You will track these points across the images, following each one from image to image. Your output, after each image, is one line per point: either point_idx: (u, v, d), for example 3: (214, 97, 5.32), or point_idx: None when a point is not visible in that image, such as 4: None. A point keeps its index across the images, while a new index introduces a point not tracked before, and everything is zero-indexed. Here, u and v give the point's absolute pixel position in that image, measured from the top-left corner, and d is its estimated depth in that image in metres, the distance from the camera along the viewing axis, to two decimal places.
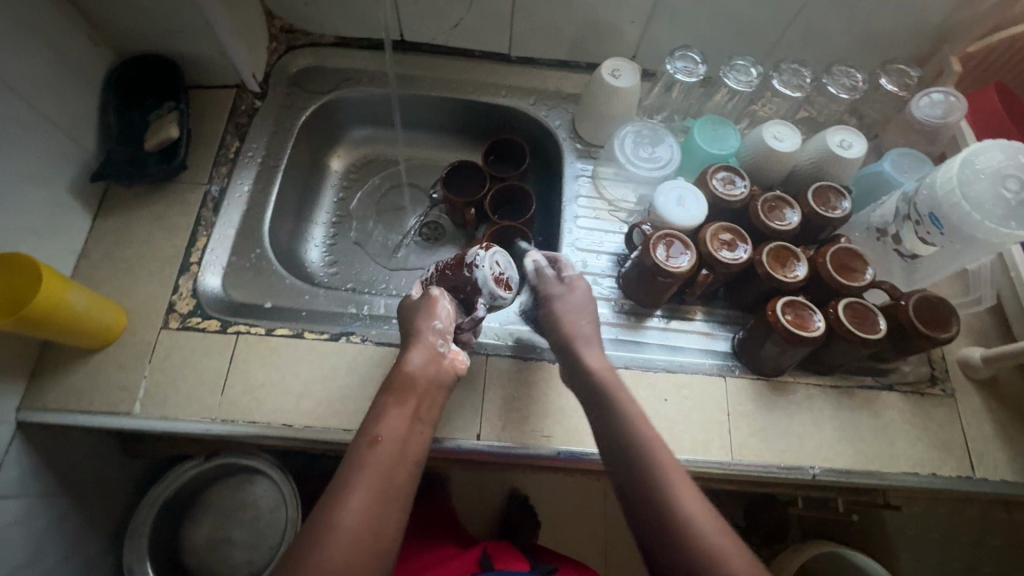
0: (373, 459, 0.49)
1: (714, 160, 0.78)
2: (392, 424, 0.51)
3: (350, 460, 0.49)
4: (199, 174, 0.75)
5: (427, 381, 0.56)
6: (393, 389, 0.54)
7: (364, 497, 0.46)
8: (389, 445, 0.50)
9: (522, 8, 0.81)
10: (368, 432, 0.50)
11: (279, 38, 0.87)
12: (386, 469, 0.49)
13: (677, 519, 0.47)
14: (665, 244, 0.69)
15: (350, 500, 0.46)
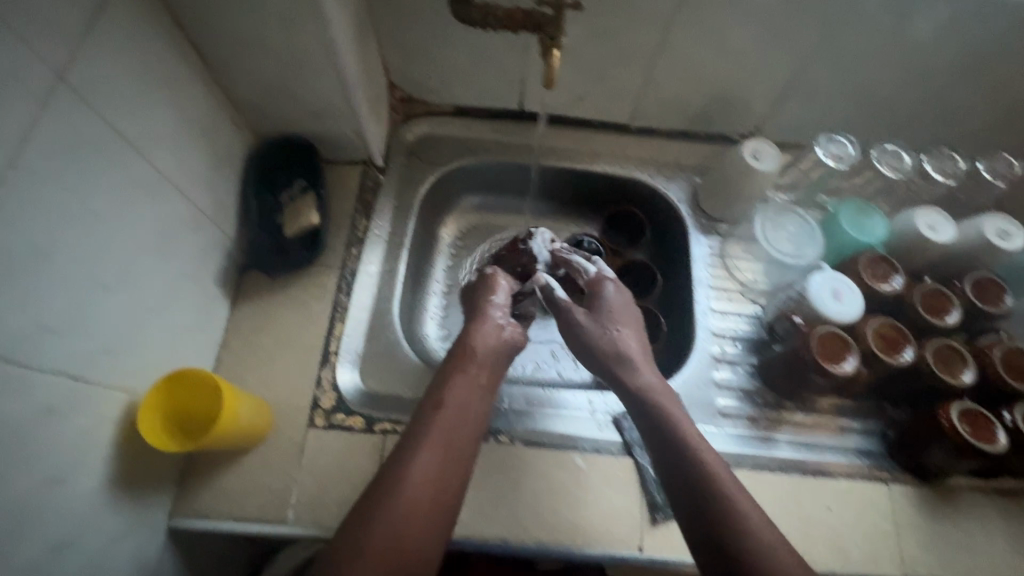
0: (443, 422, 0.58)
1: (860, 247, 0.75)
2: (457, 391, 0.60)
3: (419, 421, 0.57)
4: (331, 257, 0.73)
5: (489, 350, 0.66)
6: (456, 359, 0.64)
7: (428, 457, 0.55)
8: (455, 408, 0.59)
9: (654, 85, 0.79)
10: (437, 397, 0.60)
11: (397, 109, 0.86)
12: (451, 429, 0.57)
13: (696, 475, 0.54)
14: (826, 342, 0.67)
15: (423, 454, 0.55)
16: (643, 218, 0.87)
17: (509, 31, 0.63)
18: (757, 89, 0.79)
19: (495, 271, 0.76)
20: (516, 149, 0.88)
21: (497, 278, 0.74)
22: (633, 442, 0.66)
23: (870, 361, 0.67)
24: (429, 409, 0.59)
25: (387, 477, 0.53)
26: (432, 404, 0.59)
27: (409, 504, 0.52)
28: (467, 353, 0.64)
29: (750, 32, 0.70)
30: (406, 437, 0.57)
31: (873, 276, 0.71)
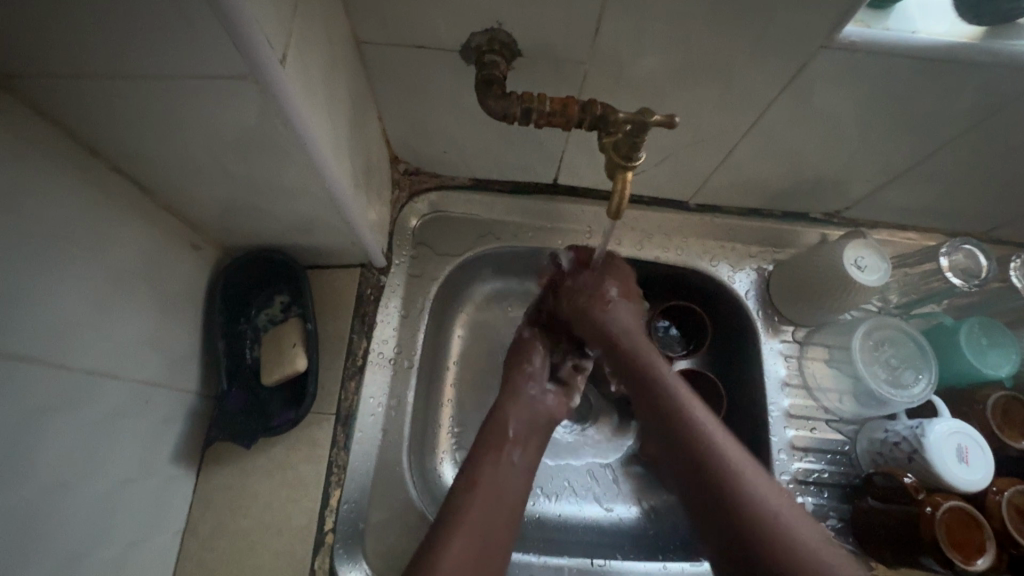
0: (487, 484, 0.50)
1: (985, 379, 0.60)
2: (498, 446, 0.54)
3: (455, 495, 0.50)
4: (326, 399, 0.58)
5: (528, 415, 0.58)
6: (491, 425, 0.56)
7: (467, 535, 0.46)
8: (499, 472, 0.52)
9: (729, 165, 0.62)
10: (477, 461, 0.52)
11: (401, 183, 0.69)
12: (496, 490, 0.50)
13: (728, 472, 0.45)
14: (954, 521, 0.52)
15: (467, 526, 0.46)
16: (705, 317, 0.70)
17: (560, 128, 0.46)
18: (858, 171, 0.62)
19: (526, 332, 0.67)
20: (549, 231, 0.71)
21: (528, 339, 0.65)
22: None
23: (1001, 543, 0.53)
24: (465, 477, 0.51)
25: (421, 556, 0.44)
26: (470, 474, 0.51)
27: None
28: (505, 410, 0.57)
29: (866, 116, 0.53)
30: (440, 516, 0.48)
31: (1002, 426, 0.57)
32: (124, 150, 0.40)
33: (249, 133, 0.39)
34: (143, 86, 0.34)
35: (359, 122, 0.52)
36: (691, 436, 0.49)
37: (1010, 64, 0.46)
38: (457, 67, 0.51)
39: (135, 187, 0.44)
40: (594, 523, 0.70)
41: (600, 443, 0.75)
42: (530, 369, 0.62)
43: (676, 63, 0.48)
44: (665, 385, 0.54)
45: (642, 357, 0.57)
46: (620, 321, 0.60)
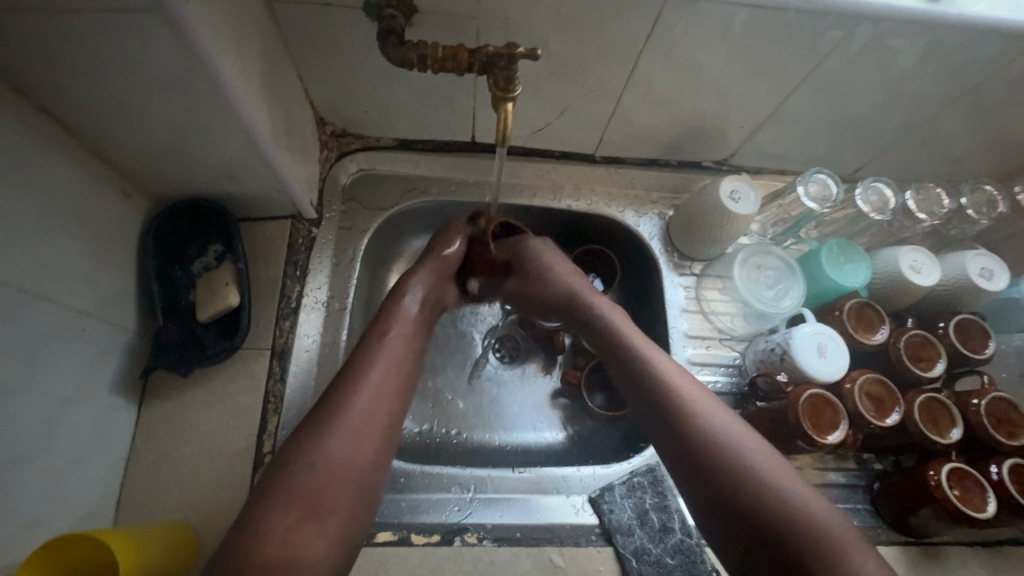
0: (366, 395, 0.49)
1: (842, 290, 0.70)
2: (384, 368, 0.52)
3: (313, 426, 0.46)
4: (260, 337, 0.63)
5: (428, 299, 0.63)
6: (387, 306, 0.59)
7: (362, 417, 0.48)
8: (372, 409, 0.49)
9: (621, 115, 0.71)
10: (360, 369, 0.51)
11: (329, 145, 0.74)
12: (388, 384, 0.51)
13: (694, 416, 0.51)
14: (815, 406, 0.62)
15: (326, 449, 0.45)
16: (614, 258, 0.79)
17: (452, 72, 0.53)
18: (732, 116, 0.71)
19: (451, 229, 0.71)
20: (471, 184, 0.78)
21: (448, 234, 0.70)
22: (614, 528, 0.60)
23: (855, 424, 0.63)
24: (345, 384, 0.50)
25: (303, 439, 0.46)
26: (334, 408, 0.48)
27: (331, 478, 0.44)
28: (371, 349, 0.53)
29: (723, 64, 0.62)
30: (328, 395, 0.49)
31: (857, 327, 0.67)
32: (45, 87, 0.44)
33: (166, 70, 0.44)
34: (60, 23, 0.39)
35: (275, 78, 0.57)
36: (677, 413, 0.51)
37: (830, 11, 0.55)
38: (363, 25, 0.57)
39: (60, 128, 0.48)
40: (524, 447, 0.77)
41: (527, 378, 0.82)
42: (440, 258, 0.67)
43: (552, 16, 0.56)
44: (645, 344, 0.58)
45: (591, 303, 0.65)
46: (566, 274, 0.68)
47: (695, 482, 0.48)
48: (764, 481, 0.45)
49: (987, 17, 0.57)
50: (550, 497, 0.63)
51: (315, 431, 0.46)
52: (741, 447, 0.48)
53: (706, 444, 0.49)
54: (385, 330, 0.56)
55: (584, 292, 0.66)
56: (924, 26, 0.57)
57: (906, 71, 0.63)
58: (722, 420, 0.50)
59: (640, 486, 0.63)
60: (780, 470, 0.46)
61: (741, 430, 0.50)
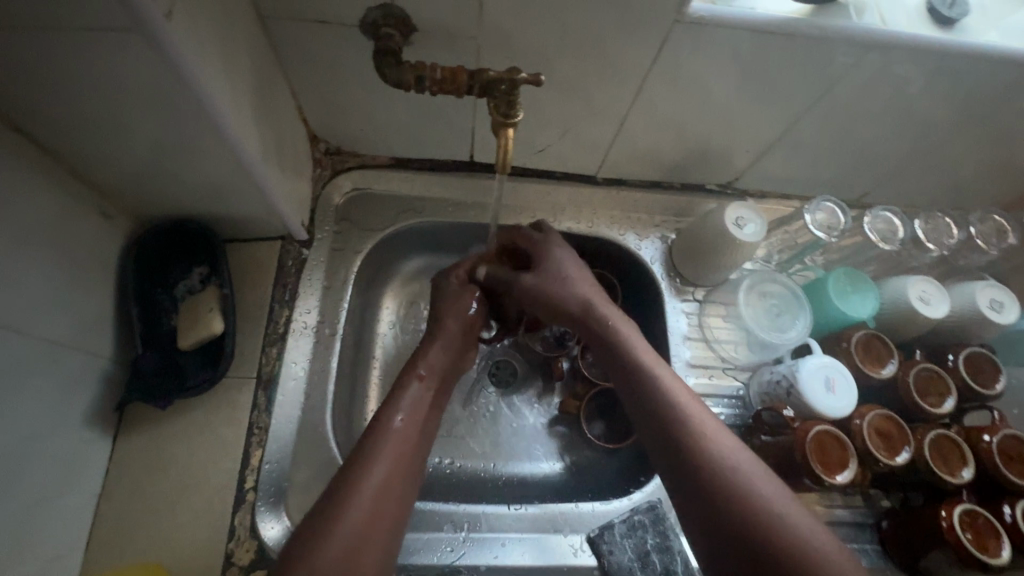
0: (369, 501, 0.45)
1: (850, 321, 0.68)
2: (389, 467, 0.48)
3: (315, 526, 0.42)
4: (246, 364, 0.60)
5: (443, 368, 0.60)
6: (408, 364, 0.59)
7: (363, 524, 0.44)
8: (374, 513, 0.45)
9: (625, 136, 0.69)
10: (369, 459, 0.48)
11: (323, 162, 0.72)
12: (396, 477, 0.48)
13: (697, 433, 0.48)
14: (822, 444, 0.60)
15: (327, 550, 0.41)
16: (614, 283, 0.77)
17: (452, 94, 0.51)
18: (738, 140, 0.69)
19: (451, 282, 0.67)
20: (468, 205, 0.76)
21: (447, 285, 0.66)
22: (613, 571, 0.58)
23: (864, 461, 0.61)
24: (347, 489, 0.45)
25: (310, 528, 0.42)
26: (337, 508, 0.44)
27: None
28: (386, 426, 0.51)
29: (730, 88, 0.61)
30: (331, 490, 0.45)
31: (865, 360, 0.65)
32: (19, 106, 0.41)
33: (150, 89, 0.42)
34: (36, 39, 0.36)
35: (267, 95, 0.55)
36: (680, 431, 0.49)
37: (840, 37, 0.54)
38: (359, 43, 0.55)
39: (36, 148, 0.45)
40: (519, 478, 0.74)
41: (524, 405, 0.79)
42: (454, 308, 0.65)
43: (556, 37, 0.54)
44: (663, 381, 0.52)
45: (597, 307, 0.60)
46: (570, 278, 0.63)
47: (681, 480, 0.47)
48: (751, 496, 0.44)
49: (998, 46, 0.56)
50: (546, 536, 0.60)
51: (318, 526, 0.42)
52: (745, 464, 0.46)
53: (713, 462, 0.46)
54: (393, 417, 0.52)
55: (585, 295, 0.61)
56: (936, 54, 0.56)
57: (916, 98, 0.62)
58: (757, 476, 0.45)
59: (640, 526, 0.60)
60: (795, 512, 0.43)
61: (754, 463, 0.46)
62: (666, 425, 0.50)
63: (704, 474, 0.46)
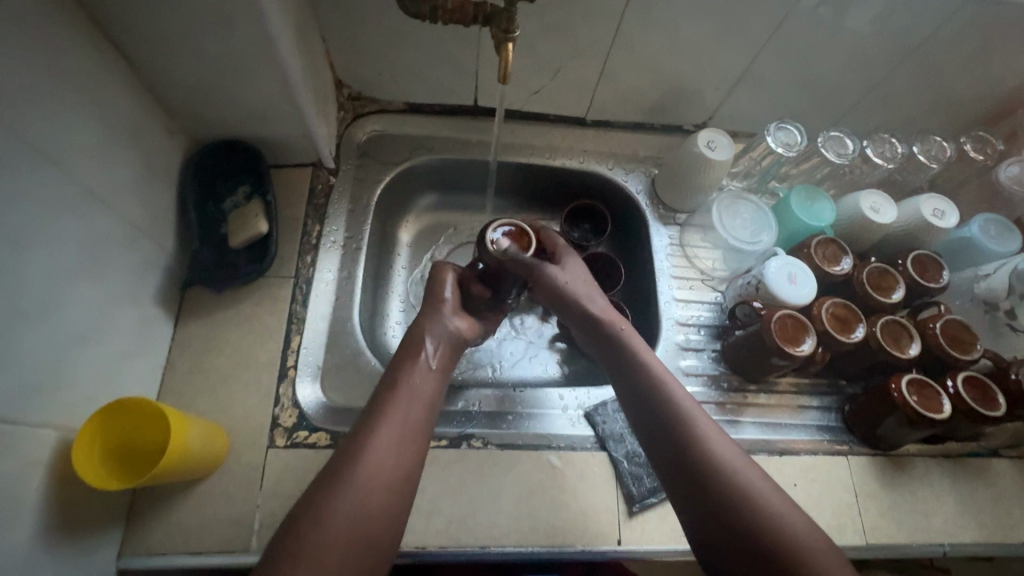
0: (371, 471, 0.49)
1: (810, 230, 0.77)
2: (386, 438, 0.51)
3: (320, 497, 0.47)
4: (284, 267, 0.69)
5: (442, 343, 0.63)
6: (408, 346, 0.61)
7: (365, 497, 0.48)
8: (378, 485, 0.49)
9: (609, 75, 0.79)
10: (372, 429, 0.52)
11: (346, 106, 0.82)
12: (397, 446, 0.52)
13: (689, 425, 0.55)
14: (784, 324, 0.68)
15: (333, 520, 0.46)
16: (603, 210, 0.87)
17: (460, 23, 0.61)
18: (708, 77, 0.80)
19: (445, 267, 0.71)
20: (473, 143, 0.86)
21: (446, 273, 0.70)
22: (607, 436, 0.66)
23: (824, 341, 0.70)
24: (355, 441, 0.51)
25: (315, 502, 0.47)
26: (340, 481, 0.48)
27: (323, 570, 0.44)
28: (389, 401, 0.54)
29: (696, 24, 0.71)
30: (338, 460, 0.50)
31: (823, 259, 0.74)
32: (115, 20, 0.52)
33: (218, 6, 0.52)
34: None
35: (304, 31, 0.66)
36: (676, 423, 0.55)
37: None
38: None
39: (123, 62, 0.56)
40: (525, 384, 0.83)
41: (527, 325, 0.88)
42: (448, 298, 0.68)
43: None
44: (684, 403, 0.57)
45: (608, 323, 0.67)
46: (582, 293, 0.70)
47: (689, 495, 0.52)
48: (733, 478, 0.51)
49: None
50: (548, 411, 0.69)
51: (323, 496, 0.47)
52: (737, 469, 0.52)
53: (713, 477, 0.51)
54: (398, 382, 0.57)
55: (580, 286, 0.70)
56: None
57: (858, 33, 0.72)
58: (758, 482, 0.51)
59: None
60: (762, 483, 0.51)
61: (733, 448, 0.54)
62: (664, 418, 0.56)
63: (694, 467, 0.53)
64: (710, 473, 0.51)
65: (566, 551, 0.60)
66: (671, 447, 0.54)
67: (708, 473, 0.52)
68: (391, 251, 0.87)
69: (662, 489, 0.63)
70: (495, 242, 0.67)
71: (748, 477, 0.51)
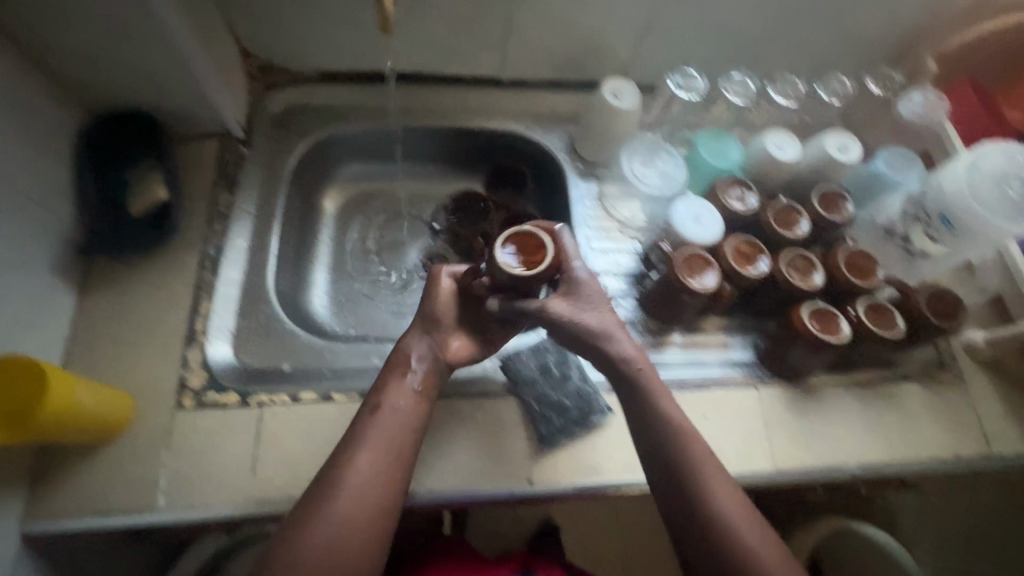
0: (345, 505, 0.50)
1: (719, 173, 0.78)
2: (367, 463, 0.52)
3: (299, 524, 0.49)
4: (192, 235, 0.70)
5: (425, 363, 0.60)
6: (392, 363, 0.60)
7: (342, 527, 0.49)
8: (356, 515, 0.50)
9: (514, 30, 0.80)
10: (351, 454, 0.53)
11: (257, 77, 0.82)
12: (377, 475, 0.52)
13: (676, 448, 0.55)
14: (690, 264, 0.70)
15: (313, 551, 0.48)
16: (524, 169, 0.88)
17: None
18: (614, 28, 0.80)
19: (444, 275, 0.64)
20: (390, 109, 0.86)
21: (441, 279, 0.63)
22: (519, 380, 0.68)
23: (730, 278, 0.71)
24: (334, 466, 0.52)
25: (295, 529, 0.49)
26: (317, 510, 0.50)
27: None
28: (372, 427, 0.54)
29: None
30: (315, 486, 0.52)
31: (730, 198, 0.75)
32: None
33: None
34: None
35: None
36: (668, 446, 0.55)
37: None
38: None
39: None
40: None
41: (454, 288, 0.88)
42: (438, 314, 0.63)
43: None
44: (695, 438, 0.56)
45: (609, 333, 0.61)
46: (586, 310, 0.61)
47: (673, 515, 0.54)
48: (712, 510, 0.52)
49: None
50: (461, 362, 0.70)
51: (299, 525, 0.49)
52: (718, 500, 0.53)
53: (697, 508, 0.53)
54: (380, 404, 0.57)
55: (598, 316, 0.61)
56: None
57: None
58: (739, 516, 0.52)
59: (546, 349, 0.70)
60: (742, 515, 0.52)
61: (718, 475, 0.54)
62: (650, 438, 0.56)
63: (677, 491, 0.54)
64: (697, 502, 0.53)
65: (475, 492, 0.61)
66: (657, 470, 0.55)
67: (690, 500, 0.53)
68: (314, 221, 0.87)
69: (572, 427, 0.65)
70: (509, 262, 0.57)
71: (726, 505, 0.52)
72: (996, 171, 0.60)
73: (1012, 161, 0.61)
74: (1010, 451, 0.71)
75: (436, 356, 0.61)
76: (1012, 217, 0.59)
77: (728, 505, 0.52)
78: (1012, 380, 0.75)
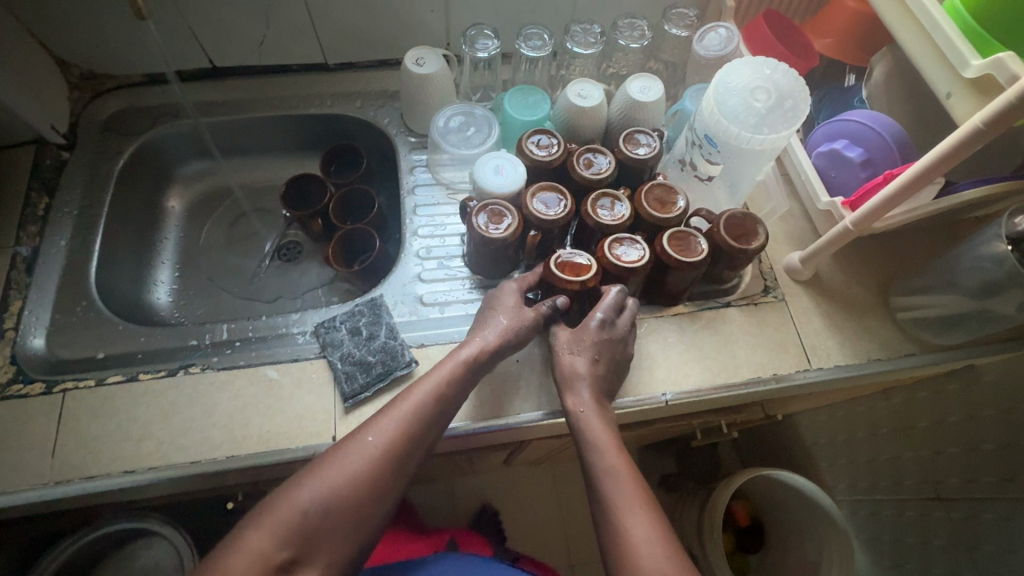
0: (343, 465, 0.51)
1: (528, 126, 0.80)
2: (386, 427, 0.54)
3: (311, 468, 0.52)
4: (5, 239, 0.73)
5: (480, 347, 0.61)
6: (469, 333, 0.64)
7: (341, 477, 0.51)
8: (355, 471, 0.51)
9: (317, 12, 0.82)
10: (376, 421, 0.55)
11: (82, 87, 0.85)
12: (396, 444, 0.54)
13: (609, 476, 0.56)
14: (489, 213, 0.71)
15: (316, 485, 0.50)
16: (356, 147, 0.89)
17: None
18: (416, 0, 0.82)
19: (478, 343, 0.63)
20: (218, 104, 0.88)
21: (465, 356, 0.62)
22: (327, 344, 0.69)
23: (530, 224, 0.72)
24: (360, 426, 0.55)
25: (314, 466, 0.52)
26: (326, 459, 0.52)
27: (282, 526, 0.48)
28: (410, 396, 0.57)
29: None
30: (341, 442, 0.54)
31: (534, 146, 0.76)
32: None
33: None
34: None
35: None
36: (607, 472, 0.56)
37: None
38: None
39: None
40: None
41: (304, 271, 0.90)
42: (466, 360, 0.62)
43: None
44: (623, 470, 0.56)
45: (579, 359, 0.63)
46: (571, 344, 0.64)
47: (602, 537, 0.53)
48: (627, 542, 0.51)
49: None
50: (278, 335, 0.71)
51: (310, 469, 0.51)
52: (638, 536, 0.51)
53: (618, 534, 0.52)
54: (428, 377, 0.59)
55: (568, 343, 0.64)
56: None
57: None
58: (652, 549, 0.50)
59: (359, 314, 0.71)
60: (658, 548, 0.50)
61: (645, 518, 0.52)
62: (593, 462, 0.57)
63: (608, 518, 0.53)
64: (620, 527, 0.52)
65: (274, 454, 0.62)
66: (595, 488, 0.56)
67: (616, 523, 0.52)
68: (160, 220, 0.89)
69: (375, 382, 0.66)
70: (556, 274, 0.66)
71: (643, 539, 0.51)
72: (742, 82, 0.62)
73: (758, 72, 0.63)
74: (830, 365, 0.71)
75: (483, 357, 0.61)
76: (758, 125, 0.61)
77: (652, 540, 0.51)
78: (832, 297, 0.76)
